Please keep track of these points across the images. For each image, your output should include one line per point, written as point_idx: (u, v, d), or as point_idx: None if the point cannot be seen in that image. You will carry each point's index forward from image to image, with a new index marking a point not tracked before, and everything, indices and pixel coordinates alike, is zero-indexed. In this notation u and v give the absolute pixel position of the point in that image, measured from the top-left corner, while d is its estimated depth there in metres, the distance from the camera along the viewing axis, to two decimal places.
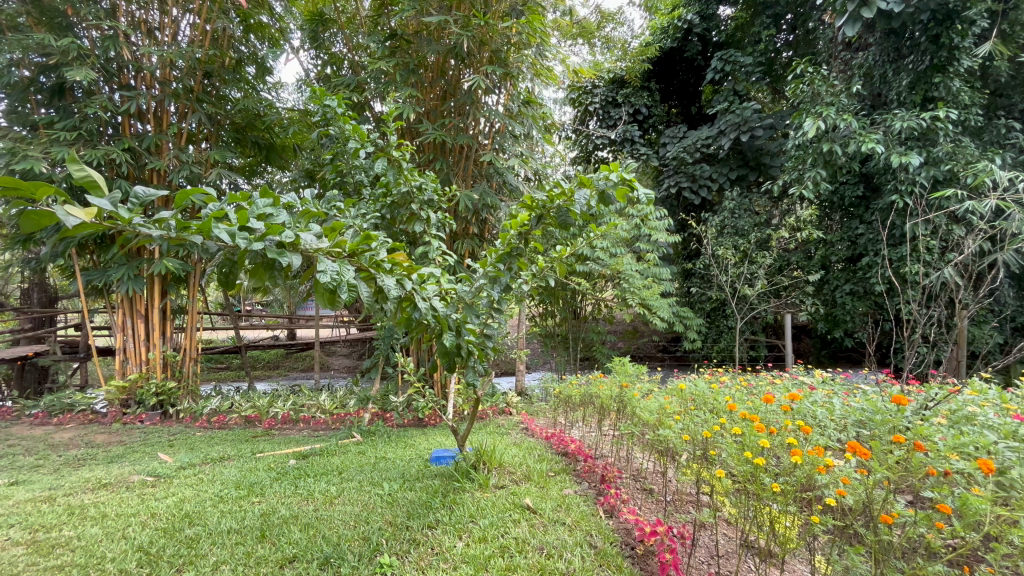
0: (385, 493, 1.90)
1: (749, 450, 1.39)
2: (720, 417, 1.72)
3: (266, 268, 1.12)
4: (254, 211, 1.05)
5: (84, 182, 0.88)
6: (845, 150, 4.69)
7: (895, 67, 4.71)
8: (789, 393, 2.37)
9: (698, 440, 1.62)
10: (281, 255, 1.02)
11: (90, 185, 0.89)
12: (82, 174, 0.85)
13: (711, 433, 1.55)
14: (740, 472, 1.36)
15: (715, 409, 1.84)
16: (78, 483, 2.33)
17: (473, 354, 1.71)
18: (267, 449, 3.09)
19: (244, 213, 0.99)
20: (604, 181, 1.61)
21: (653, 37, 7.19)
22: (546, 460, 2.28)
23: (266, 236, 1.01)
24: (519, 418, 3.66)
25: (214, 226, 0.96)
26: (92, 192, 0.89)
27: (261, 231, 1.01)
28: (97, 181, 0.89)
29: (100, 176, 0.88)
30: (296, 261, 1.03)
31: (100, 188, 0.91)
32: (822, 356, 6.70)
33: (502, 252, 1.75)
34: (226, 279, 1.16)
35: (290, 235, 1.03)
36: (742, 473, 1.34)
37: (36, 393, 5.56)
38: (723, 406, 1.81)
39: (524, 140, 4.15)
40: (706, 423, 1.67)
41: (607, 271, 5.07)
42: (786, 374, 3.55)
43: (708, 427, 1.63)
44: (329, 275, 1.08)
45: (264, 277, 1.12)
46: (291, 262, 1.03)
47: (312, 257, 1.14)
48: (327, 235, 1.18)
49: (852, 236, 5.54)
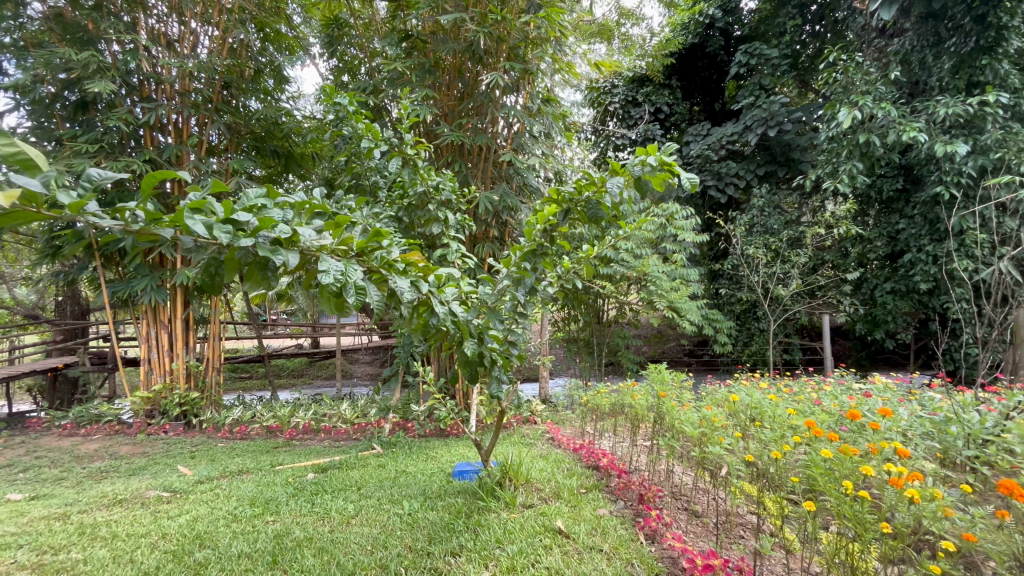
0: (406, 513, 1.78)
1: (828, 476, 1.21)
2: (787, 434, 1.51)
3: (260, 270, 1.00)
4: (244, 202, 0.94)
5: (18, 163, 0.79)
6: (883, 141, 4.43)
7: (935, 52, 4.43)
8: (840, 400, 2.18)
9: (763, 461, 1.43)
10: (274, 253, 0.90)
11: (28, 166, 0.80)
12: (12, 151, 0.77)
13: (779, 452, 1.36)
14: (830, 504, 1.16)
15: (774, 421, 1.64)
16: (95, 499, 2.27)
17: (497, 362, 1.61)
18: (287, 461, 3.01)
19: (228, 204, 0.87)
20: (640, 167, 1.44)
21: (673, 33, 6.98)
22: (576, 475, 2.13)
23: (258, 232, 0.90)
24: (544, 427, 3.51)
25: (189, 218, 0.85)
26: (27, 172, 0.80)
27: (253, 227, 0.90)
28: (35, 161, 0.81)
29: (36, 154, 0.80)
30: (291, 259, 0.91)
31: (39, 169, 0.82)
32: (862, 358, 6.37)
33: (527, 250, 1.61)
34: (211, 282, 1.05)
35: (286, 231, 0.92)
36: (835, 506, 1.14)
37: (66, 403, 5.65)
38: (787, 419, 1.60)
39: (544, 140, 4.02)
40: (771, 441, 1.47)
41: (632, 273, 4.88)
42: (829, 378, 3.31)
43: (771, 446, 1.44)
44: (332, 276, 0.96)
45: (261, 283, 1.00)
46: (285, 261, 0.91)
47: (315, 256, 1.02)
48: (331, 232, 1.06)
49: (892, 231, 5.22)
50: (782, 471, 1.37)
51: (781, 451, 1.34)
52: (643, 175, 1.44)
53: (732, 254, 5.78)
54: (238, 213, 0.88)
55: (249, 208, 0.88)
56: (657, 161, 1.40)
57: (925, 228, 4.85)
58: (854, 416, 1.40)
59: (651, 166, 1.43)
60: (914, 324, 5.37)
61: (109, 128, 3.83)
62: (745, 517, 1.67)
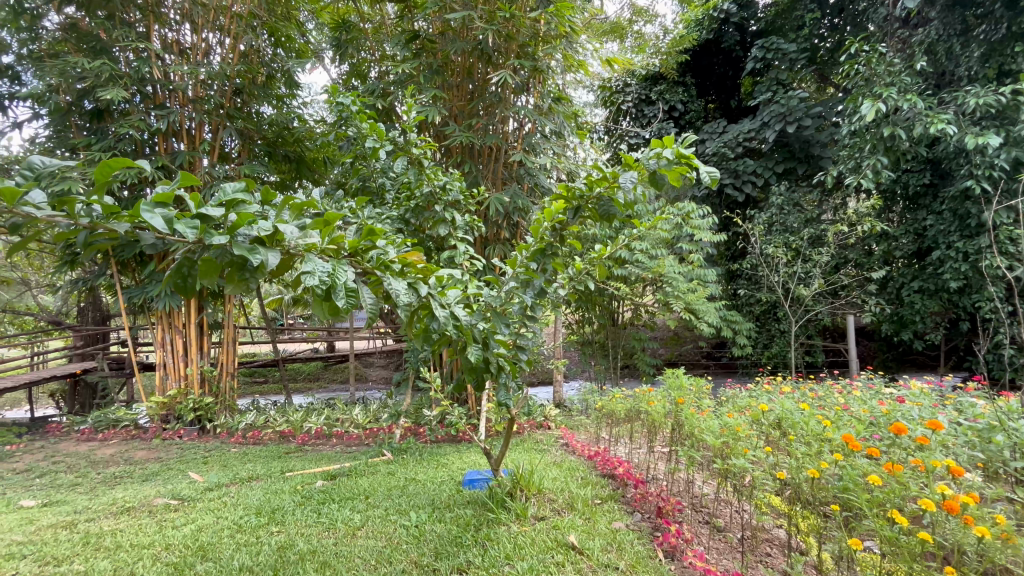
0: (412, 525, 1.71)
1: (875, 504, 1.17)
2: (824, 450, 1.41)
3: (240, 271, 0.94)
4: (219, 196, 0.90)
5: None
6: (909, 134, 4.25)
7: (963, 40, 4.26)
8: (870, 406, 2.06)
9: (801, 481, 1.36)
10: (251, 252, 0.84)
11: None
12: None
13: (819, 470, 1.29)
14: (885, 536, 1.07)
15: (805, 433, 1.53)
16: (104, 506, 2.25)
17: (504, 368, 1.54)
18: (298, 468, 2.98)
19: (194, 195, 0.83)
20: (656, 161, 1.35)
21: (686, 30, 6.86)
22: (591, 485, 2.04)
23: (236, 228, 0.85)
24: (557, 433, 3.43)
25: (146, 209, 0.80)
26: None
27: (230, 223, 0.85)
28: None
29: None
30: (270, 259, 0.86)
31: None
32: (888, 360, 6.15)
33: (536, 249, 1.56)
34: (184, 285, 0.98)
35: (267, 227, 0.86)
36: (892, 540, 1.05)
37: (85, 408, 5.72)
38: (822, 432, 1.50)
39: (555, 138, 3.94)
40: (807, 458, 1.38)
41: (648, 274, 4.77)
42: (857, 382, 3.18)
43: (808, 464, 1.33)
44: (318, 278, 0.90)
45: (242, 285, 0.96)
46: (264, 260, 0.85)
47: (301, 257, 0.97)
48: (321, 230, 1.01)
49: (919, 228, 5.02)
50: (826, 494, 1.31)
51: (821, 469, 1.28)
52: (658, 170, 1.34)
53: (750, 254, 5.62)
54: (207, 209, 0.83)
55: (220, 203, 0.83)
56: (674, 153, 1.30)
57: (954, 224, 4.65)
58: (899, 430, 1.30)
59: (667, 160, 1.33)
60: (944, 324, 5.16)
61: (122, 135, 3.86)
62: (771, 532, 1.57)
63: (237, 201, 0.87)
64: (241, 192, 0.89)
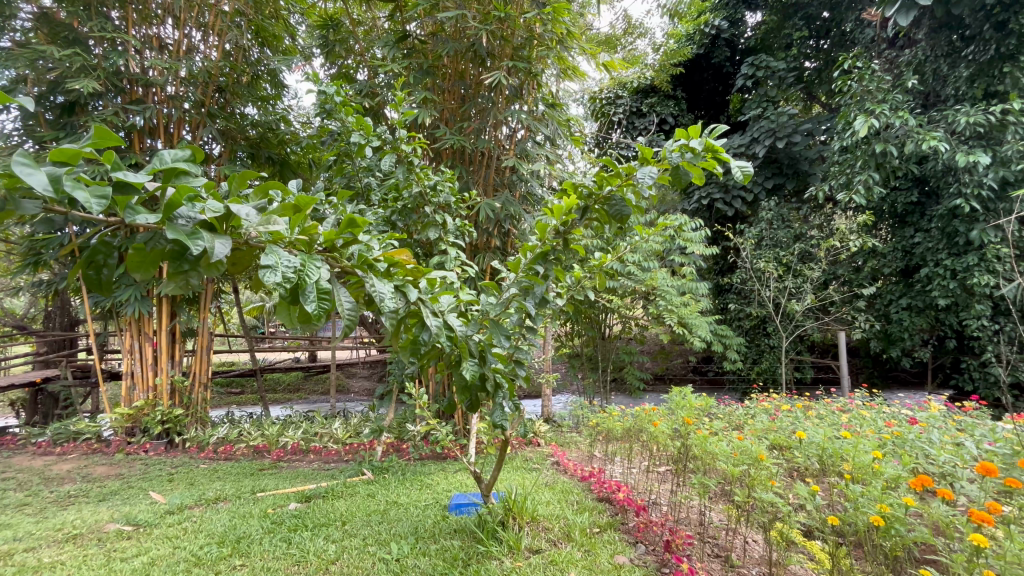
0: (393, 559, 1.54)
1: (970, 569, 1.04)
2: (882, 490, 1.29)
3: (173, 261, 0.79)
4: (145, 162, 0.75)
5: None
6: (900, 151, 4.24)
7: (950, 61, 4.30)
8: (881, 427, 1.95)
9: (864, 526, 1.23)
10: (192, 237, 0.70)
11: None
12: None
13: (883, 516, 1.17)
14: None
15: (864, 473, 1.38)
16: (48, 532, 2.02)
17: (500, 387, 1.41)
18: (270, 487, 2.77)
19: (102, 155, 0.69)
20: (679, 154, 1.21)
21: (678, 44, 6.88)
22: (587, 511, 1.90)
23: (172, 206, 0.71)
24: (548, 450, 3.27)
25: (22, 162, 0.64)
26: None
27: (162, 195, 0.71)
28: None
29: None
30: (216, 247, 0.72)
31: None
32: (874, 376, 6.14)
33: (540, 252, 1.40)
34: (98, 278, 0.86)
35: (213, 207, 0.72)
36: None
37: (44, 420, 5.37)
38: (874, 468, 1.38)
39: (548, 144, 3.81)
40: (864, 500, 1.25)
41: (640, 287, 4.66)
42: (856, 400, 3.08)
43: (877, 514, 1.19)
44: (280, 274, 0.75)
45: (180, 281, 0.81)
46: (209, 249, 0.72)
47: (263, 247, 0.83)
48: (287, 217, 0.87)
49: (907, 245, 5.02)
50: (893, 544, 1.19)
51: (885, 514, 1.17)
52: (682, 164, 1.21)
53: (740, 268, 5.56)
54: (128, 179, 0.69)
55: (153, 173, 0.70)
56: (702, 144, 1.18)
57: (942, 241, 4.61)
58: (989, 474, 1.17)
59: (693, 153, 1.20)
60: (932, 341, 5.14)
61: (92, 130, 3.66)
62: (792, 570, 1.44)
63: (176, 170, 0.75)
64: (182, 162, 0.77)
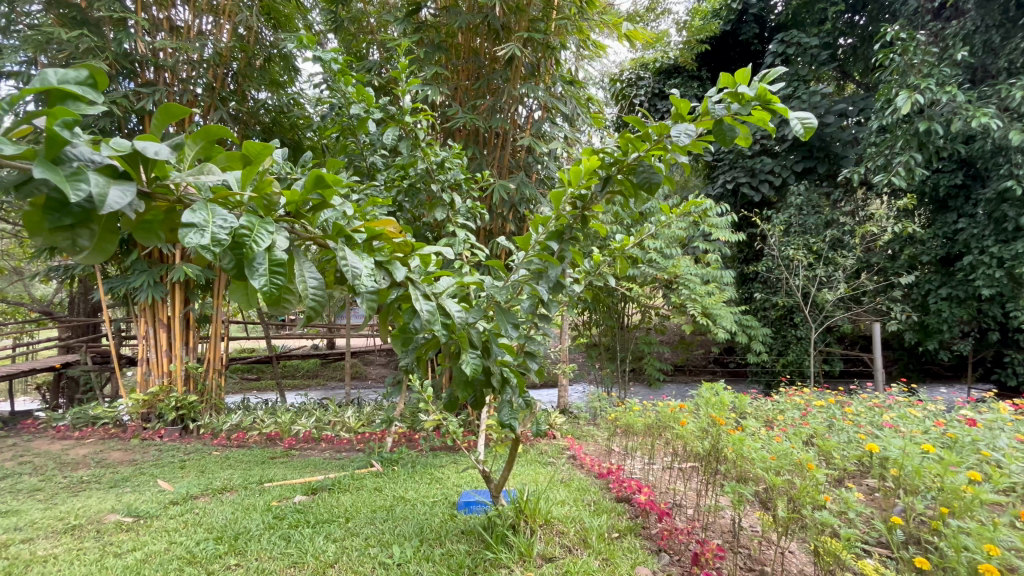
0: (395, 563, 1.43)
1: None
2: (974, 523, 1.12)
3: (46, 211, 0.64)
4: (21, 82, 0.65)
5: None
6: (945, 130, 3.92)
7: (1004, 32, 3.95)
8: (934, 428, 1.77)
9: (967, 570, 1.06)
10: (74, 180, 0.59)
11: None
12: None
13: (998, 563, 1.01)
14: None
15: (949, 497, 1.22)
16: (50, 522, 1.98)
17: (508, 381, 1.27)
18: (279, 477, 2.70)
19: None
20: (722, 105, 1.05)
21: (704, 21, 6.54)
22: (607, 512, 1.76)
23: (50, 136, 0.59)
24: (563, 442, 3.14)
25: None
26: None
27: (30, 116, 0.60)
28: None
29: None
30: (108, 195, 0.61)
31: None
32: (908, 369, 5.84)
33: (554, 227, 1.26)
34: None
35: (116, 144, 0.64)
36: None
37: (66, 404, 5.45)
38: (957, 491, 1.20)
39: (567, 124, 3.62)
40: (962, 538, 1.09)
41: (663, 275, 4.46)
42: (895, 396, 2.87)
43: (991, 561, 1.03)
44: (208, 236, 0.63)
45: (65, 237, 0.67)
46: (96, 196, 0.60)
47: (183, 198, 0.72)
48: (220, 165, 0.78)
49: (949, 231, 4.70)
50: None
51: (998, 558, 1.02)
52: (726, 118, 1.04)
53: (766, 255, 5.29)
54: None
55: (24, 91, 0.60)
56: (754, 91, 1.00)
57: (989, 227, 4.30)
58: None
59: (740, 104, 1.04)
60: (973, 334, 4.84)
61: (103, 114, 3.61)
62: None
63: (62, 92, 0.66)
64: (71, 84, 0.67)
